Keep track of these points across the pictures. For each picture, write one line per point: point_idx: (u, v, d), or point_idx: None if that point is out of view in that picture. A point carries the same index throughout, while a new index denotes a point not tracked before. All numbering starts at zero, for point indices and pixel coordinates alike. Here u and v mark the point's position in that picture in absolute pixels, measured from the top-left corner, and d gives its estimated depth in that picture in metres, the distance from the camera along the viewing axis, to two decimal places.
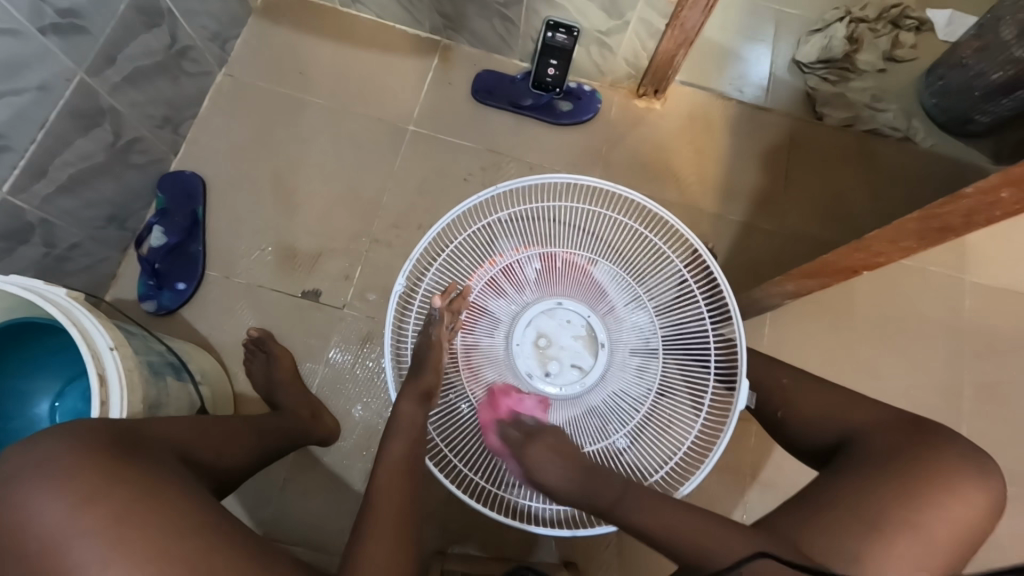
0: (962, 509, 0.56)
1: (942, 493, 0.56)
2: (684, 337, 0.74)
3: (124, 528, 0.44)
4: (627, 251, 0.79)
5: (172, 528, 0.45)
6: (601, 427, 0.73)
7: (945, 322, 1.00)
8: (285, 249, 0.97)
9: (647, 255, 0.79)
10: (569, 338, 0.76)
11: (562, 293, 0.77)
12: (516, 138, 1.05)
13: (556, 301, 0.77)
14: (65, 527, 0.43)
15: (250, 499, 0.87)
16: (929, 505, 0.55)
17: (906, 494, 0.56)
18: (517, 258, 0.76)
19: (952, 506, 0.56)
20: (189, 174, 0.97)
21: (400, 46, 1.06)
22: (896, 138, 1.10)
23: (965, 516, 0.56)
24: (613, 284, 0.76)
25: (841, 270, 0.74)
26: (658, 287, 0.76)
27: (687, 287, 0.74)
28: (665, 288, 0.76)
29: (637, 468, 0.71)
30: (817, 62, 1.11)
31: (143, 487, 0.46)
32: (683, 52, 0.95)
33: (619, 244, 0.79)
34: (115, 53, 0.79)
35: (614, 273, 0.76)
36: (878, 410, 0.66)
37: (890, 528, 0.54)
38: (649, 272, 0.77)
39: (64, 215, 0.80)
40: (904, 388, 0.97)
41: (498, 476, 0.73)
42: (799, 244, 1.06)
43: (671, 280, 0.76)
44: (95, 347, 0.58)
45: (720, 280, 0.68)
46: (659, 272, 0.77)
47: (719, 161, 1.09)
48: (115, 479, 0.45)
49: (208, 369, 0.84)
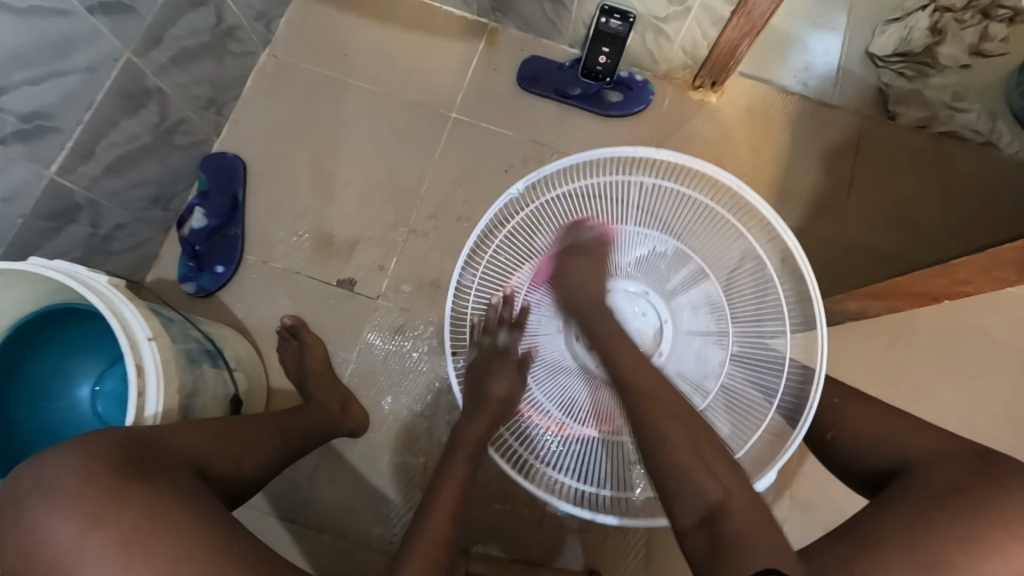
0: None
1: (1008, 540, 0.51)
2: (758, 354, 0.67)
3: (137, 544, 0.45)
4: (715, 252, 0.70)
5: (183, 546, 0.46)
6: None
7: (1019, 348, 0.91)
8: (322, 236, 0.96)
9: (734, 260, 0.68)
10: (631, 329, 0.72)
11: (633, 279, 0.73)
12: (561, 130, 1.00)
13: (624, 285, 0.73)
14: (77, 544, 0.45)
15: (281, 486, 0.88)
16: (997, 551, 0.50)
17: (970, 539, 0.51)
18: (608, 229, 0.71)
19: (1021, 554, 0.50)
20: (230, 156, 0.97)
21: (446, 29, 1.02)
22: (978, 142, 1.01)
23: None
24: (698, 299, 0.70)
25: (915, 290, 0.69)
26: (742, 295, 0.68)
27: (779, 309, 0.66)
28: (749, 298, 0.68)
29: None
30: (893, 55, 1.00)
31: (154, 504, 0.47)
32: (747, 42, 0.88)
33: (716, 241, 0.69)
34: (162, 33, 0.78)
35: (705, 287, 0.70)
36: (940, 438, 0.60)
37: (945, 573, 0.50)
38: (735, 279, 0.68)
39: (109, 197, 0.80)
40: (966, 417, 0.90)
41: (529, 439, 0.69)
42: (859, 255, 0.99)
43: (765, 313, 0.67)
44: (133, 336, 0.58)
45: (817, 306, 0.62)
46: (757, 297, 0.67)
47: (777, 161, 1.02)
48: (125, 497, 0.47)
49: (243, 356, 0.84)
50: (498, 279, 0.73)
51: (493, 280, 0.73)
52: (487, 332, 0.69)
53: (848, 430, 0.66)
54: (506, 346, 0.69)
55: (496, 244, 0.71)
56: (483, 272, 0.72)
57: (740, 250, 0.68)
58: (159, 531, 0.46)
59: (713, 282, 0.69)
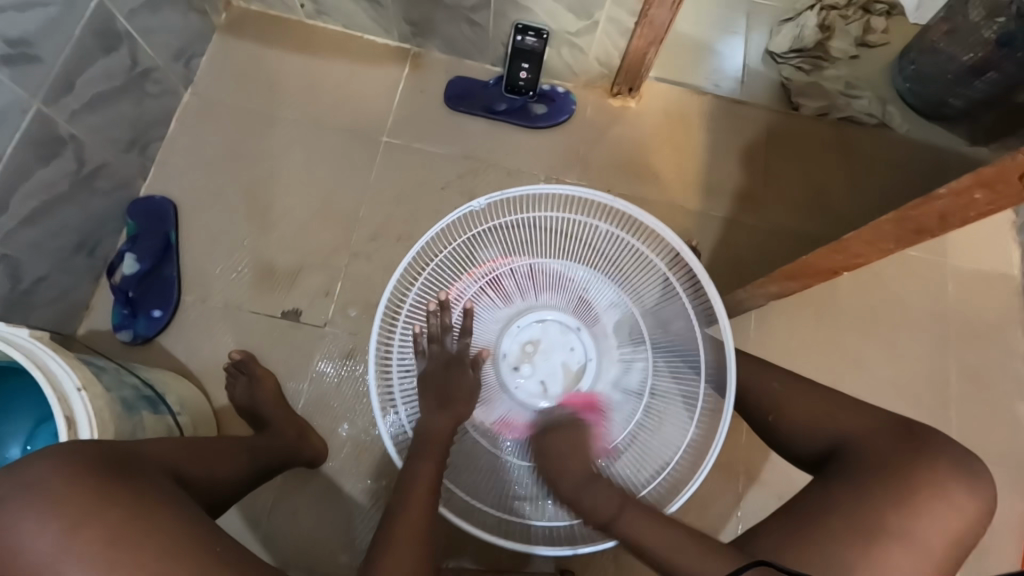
0: (955, 515, 0.53)
1: (935, 500, 0.53)
2: (676, 380, 0.70)
3: (113, 553, 0.45)
4: (649, 305, 0.73)
5: (163, 547, 0.46)
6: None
7: (928, 306, 1.00)
8: (262, 269, 0.95)
9: (655, 295, 0.73)
10: (558, 359, 0.76)
11: (560, 312, 0.77)
12: (492, 144, 1.04)
13: (552, 317, 0.77)
14: (54, 552, 0.44)
15: (254, 507, 0.86)
16: (924, 510, 0.53)
17: (903, 501, 0.53)
18: (557, 263, 0.75)
19: (943, 510, 0.53)
20: (159, 198, 0.95)
21: (369, 56, 1.04)
22: (873, 125, 1.09)
23: (960, 521, 0.53)
24: (621, 332, 0.75)
25: (820, 270, 0.73)
26: (668, 337, 0.72)
27: (694, 345, 0.69)
28: (671, 347, 0.71)
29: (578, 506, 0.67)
30: (789, 52, 1.09)
31: (135, 508, 0.47)
32: (653, 49, 0.94)
33: (656, 299, 0.72)
34: (73, 80, 0.77)
35: (629, 322, 0.74)
36: (867, 413, 0.61)
37: (885, 538, 0.51)
38: (659, 315, 0.72)
39: (28, 249, 0.78)
40: (891, 375, 0.97)
41: (468, 478, 0.70)
42: (780, 236, 1.06)
43: (681, 348, 0.70)
44: (61, 389, 0.57)
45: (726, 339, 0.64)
46: (677, 330, 0.71)
47: (698, 156, 1.08)
48: (111, 496, 0.47)
49: (187, 398, 0.82)
50: (432, 295, 0.74)
51: (426, 297, 0.73)
52: (433, 340, 0.69)
53: (788, 414, 0.65)
54: (457, 352, 0.70)
55: (432, 264, 0.74)
56: (420, 287, 0.74)
57: (665, 290, 0.72)
58: (145, 529, 0.47)
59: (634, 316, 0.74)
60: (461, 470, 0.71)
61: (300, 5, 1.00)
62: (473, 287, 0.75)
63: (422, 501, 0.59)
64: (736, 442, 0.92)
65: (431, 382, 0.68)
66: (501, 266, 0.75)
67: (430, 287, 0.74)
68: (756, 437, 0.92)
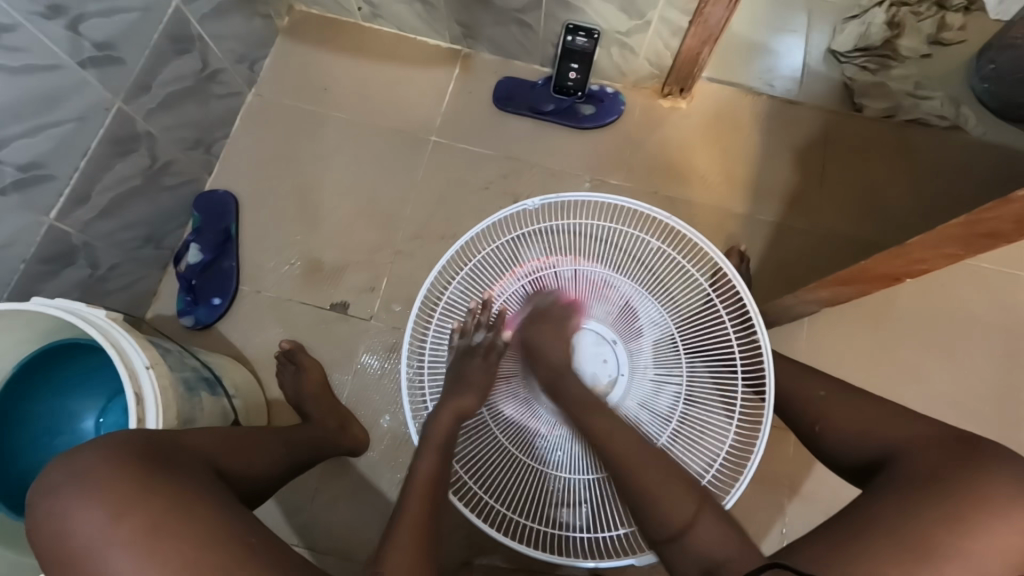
0: (1014, 537, 0.49)
1: (992, 520, 0.49)
2: (709, 401, 0.70)
3: (154, 538, 0.46)
4: (689, 331, 0.72)
5: (202, 536, 0.47)
6: (565, 461, 0.71)
7: (1001, 323, 0.93)
8: (312, 263, 0.99)
9: (691, 311, 0.72)
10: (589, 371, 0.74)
11: (599, 322, 0.75)
12: (538, 145, 1.04)
13: (591, 327, 0.75)
14: (101, 537, 0.46)
15: (293, 495, 0.90)
16: (979, 531, 0.48)
17: (958, 518, 0.49)
18: (605, 273, 0.74)
19: (1001, 531, 0.48)
20: (221, 193, 1.00)
21: (420, 57, 1.07)
22: (943, 127, 1.03)
23: (1020, 543, 0.48)
24: (656, 347, 0.73)
25: (878, 274, 0.69)
26: (704, 362, 0.71)
27: (731, 365, 0.69)
28: (703, 375, 0.70)
29: (581, 518, 0.68)
30: (854, 51, 1.05)
31: (178, 497, 0.48)
32: (707, 49, 0.92)
33: (696, 324, 0.72)
34: (150, 81, 0.83)
35: (665, 337, 0.73)
36: (924, 423, 0.57)
37: (931, 556, 0.48)
38: (697, 331, 0.71)
39: (106, 238, 0.84)
40: (957, 395, 0.91)
41: (479, 471, 0.72)
42: (836, 243, 1.01)
43: (716, 367, 0.70)
44: (131, 365, 0.61)
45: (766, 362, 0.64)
46: (713, 349, 0.70)
47: (749, 159, 1.04)
48: (153, 487, 0.48)
49: (240, 383, 0.87)
50: (468, 296, 0.76)
51: (464, 297, 0.75)
52: (463, 335, 0.71)
53: (836, 423, 0.62)
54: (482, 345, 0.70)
55: (470, 265, 0.75)
56: (456, 287, 0.75)
57: (704, 307, 0.71)
58: (187, 517, 0.48)
59: (669, 331, 0.72)
60: (478, 476, 0.72)
61: (357, 8, 1.04)
62: (514, 287, 0.75)
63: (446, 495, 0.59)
64: (781, 455, 0.89)
65: (468, 386, 0.67)
66: (545, 268, 0.74)
67: (469, 289, 0.76)
68: (803, 452, 0.88)
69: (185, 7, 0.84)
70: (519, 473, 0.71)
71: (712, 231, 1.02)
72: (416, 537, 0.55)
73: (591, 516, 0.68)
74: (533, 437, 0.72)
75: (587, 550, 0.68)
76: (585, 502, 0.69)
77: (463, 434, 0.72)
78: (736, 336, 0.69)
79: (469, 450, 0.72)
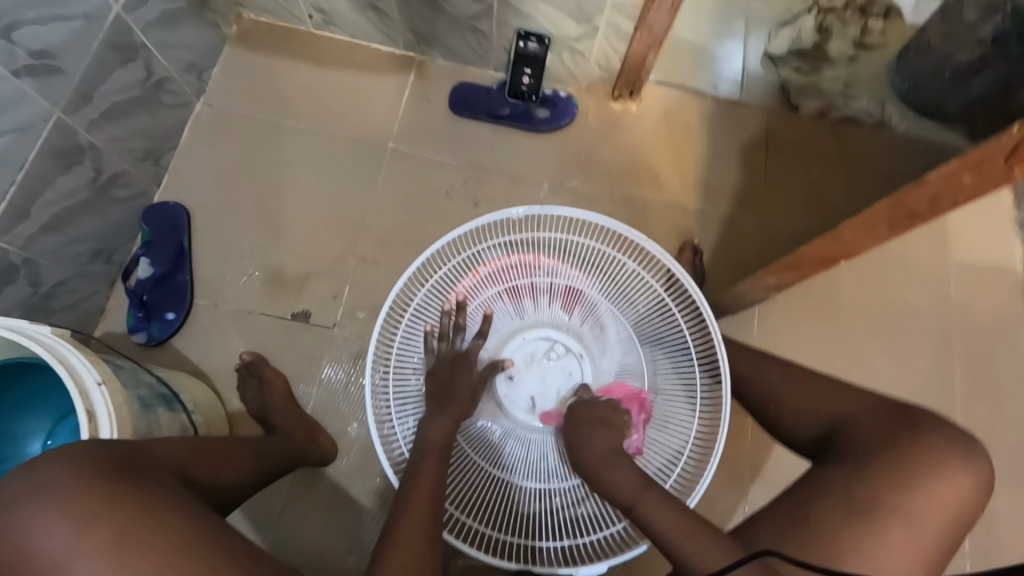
0: (950, 493, 0.53)
1: (930, 479, 0.53)
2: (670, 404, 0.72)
3: (124, 549, 0.44)
4: (650, 335, 0.74)
5: (174, 545, 0.46)
6: (547, 467, 0.72)
7: (931, 303, 1.01)
8: (272, 273, 0.97)
9: (651, 317, 0.74)
10: (555, 382, 0.75)
11: (568, 334, 0.76)
12: (496, 149, 1.06)
13: (561, 339, 0.76)
14: (67, 552, 0.44)
15: (260, 511, 0.87)
16: (919, 490, 0.52)
17: (901, 481, 0.53)
18: (578, 282, 0.75)
19: (938, 488, 0.53)
20: (172, 206, 0.97)
21: (375, 65, 1.07)
22: (871, 124, 1.11)
23: (955, 498, 0.53)
24: (621, 352, 0.75)
25: (818, 260, 0.73)
26: (667, 360, 0.73)
27: (689, 366, 0.71)
28: (667, 370, 0.73)
29: (574, 523, 0.68)
30: (788, 54, 1.12)
31: (149, 506, 0.47)
32: (653, 53, 0.96)
33: (655, 328, 0.74)
34: (92, 91, 0.80)
35: (627, 340, 0.75)
36: (864, 394, 0.61)
37: (882, 517, 0.52)
38: (658, 334, 0.74)
39: (49, 255, 0.81)
40: (896, 372, 0.98)
41: (472, 508, 0.70)
42: (781, 235, 1.07)
43: (676, 371, 0.72)
44: (82, 383, 0.59)
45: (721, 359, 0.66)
46: (673, 350, 0.73)
47: (698, 158, 1.09)
48: (121, 497, 0.46)
49: (200, 399, 0.84)
50: (435, 304, 0.74)
51: (431, 304, 0.74)
52: (444, 339, 0.71)
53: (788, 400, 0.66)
54: (467, 351, 0.71)
55: (439, 271, 0.74)
56: (424, 295, 0.74)
57: (663, 313, 0.73)
58: (160, 524, 0.47)
59: (631, 335, 0.75)
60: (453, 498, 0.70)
61: (308, 16, 1.03)
62: (484, 291, 0.76)
63: (425, 491, 0.58)
64: (740, 439, 0.93)
65: (440, 388, 0.67)
66: (513, 273, 0.76)
67: (436, 293, 0.75)
68: (761, 434, 0.93)
69: (127, 16, 0.82)
70: (492, 486, 0.71)
71: (666, 227, 1.06)
72: (419, 533, 0.56)
73: (568, 523, 0.68)
74: (504, 451, 0.72)
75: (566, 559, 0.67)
76: (562, 510, 0.69)
77: (450, 473, 0.70)
78: (693, 338, 0.71)
79: (457, 486, 0.70)
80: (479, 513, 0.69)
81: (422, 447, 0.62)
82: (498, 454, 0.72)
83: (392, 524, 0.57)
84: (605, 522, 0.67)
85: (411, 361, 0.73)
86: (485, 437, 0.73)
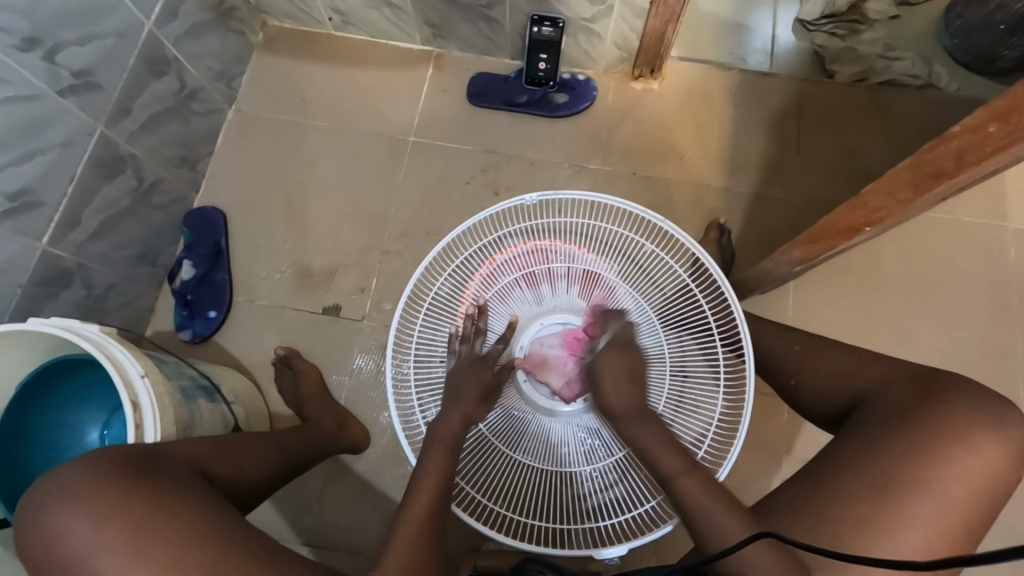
0: (977, 463, 0.50)
1: (954, 450, 0.50)
2: (693, 386, 0.69)
3: (138, 542, 0.48)
4: (671, 316, 0.72)
5: (187, 534, 0.49)
6: (564, 453, 0.71)
7: (985, 275, 0.94)
8: (303, 269, 1.01)
9: (671, 298, 0.72)
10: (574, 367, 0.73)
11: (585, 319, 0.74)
12: (514, 137, 1.06)
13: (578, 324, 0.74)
14: (89, 544, 0.48)
15: (296, 498, 0.92)
16: (942, 462, 0.50)
17: (922, 452, 0.50)
18: (596, 266, 0.74)
19: (965, 460, 0.50)
20: (210, 209, 1.03)
21: (395, 61, 1.09)
22: (916, 86, 1.03)
23: (983, 470, 0.50)
24: (642, 335, 0.72)
25: (842, 229, 0.69)
26: (693, 340, 0.71)
27: (712, 347, 0.69)
28: (693, 352, 0.70)
29: (601, 506, 0.68)
30: (821, 18, 1.06)
31: (159, 501, 0.50)
32: (671, 27, 0.93)
33: (676, 310, 0.72)
34: (130, 104, 0.86)
35: (648, 322, 0.72)
36: (885, 365, 0.59)
37: (902, 491, 0.49)
38: (679, 315, 0.72)
39: (99, 259, 0.87)
40: (946, 348, 0.92)
41: (494, 493, 0.71)
42: (815, 208, 1.02)
43: (699, 352, 0.70)
44: (126, 375, 0.64)
45: (744, 340, 0.65)
46: (694, 331, 0.71)
47: (724, 132, 1.05)
48: (133, 494, 0.50)
49: (240, 390, 0.89)
50: (456, 290, 0.75)
51: (451, 292, 0.75)
52: (465, 341, 0.70)
53: (809, 375, 0.64)
54: (486, 354, 0.70)
55: (457, 260, 0.74)
56: (445, 282, 0.75)
57: (683, 295, 0.72)
58: (171, 514, 0.50)
59: (649, 316, 0.72)
60: (475, 484, 0.72)
61: (328, 18, 1.06)
62: (499, 280, 0.75)
63: (440, 470, 0.60)
64: (774, 421, 0.90)
65: (458, 374, 0.68)
66: (529, 261, 0.75)
67: (456, 280, 0.76)
68: (796, 416, 0.89)
69: (158, 31, 0.87)
70: (516, 474, 0.70)
71: (691, 206, 1.03)
72: (420, 532, 0.57)
73: (594, 507, 0.68)
74: (527, 438, 0.72)
75: (592, 540, 0.68)
76: (590, 495, 0.68)
77: (467, 456, 0.71)
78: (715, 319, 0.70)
79: (472, 468, 0.72)
80: (503, 498, 0.71)
81: (438, 433, 0.63)
82: (523, 437, 0.72)
83: (398, 518, 0.58)
84: (632, 504, 0.67)
85: (435, 349, 0.74)
86: (510, 425, 0.72)
